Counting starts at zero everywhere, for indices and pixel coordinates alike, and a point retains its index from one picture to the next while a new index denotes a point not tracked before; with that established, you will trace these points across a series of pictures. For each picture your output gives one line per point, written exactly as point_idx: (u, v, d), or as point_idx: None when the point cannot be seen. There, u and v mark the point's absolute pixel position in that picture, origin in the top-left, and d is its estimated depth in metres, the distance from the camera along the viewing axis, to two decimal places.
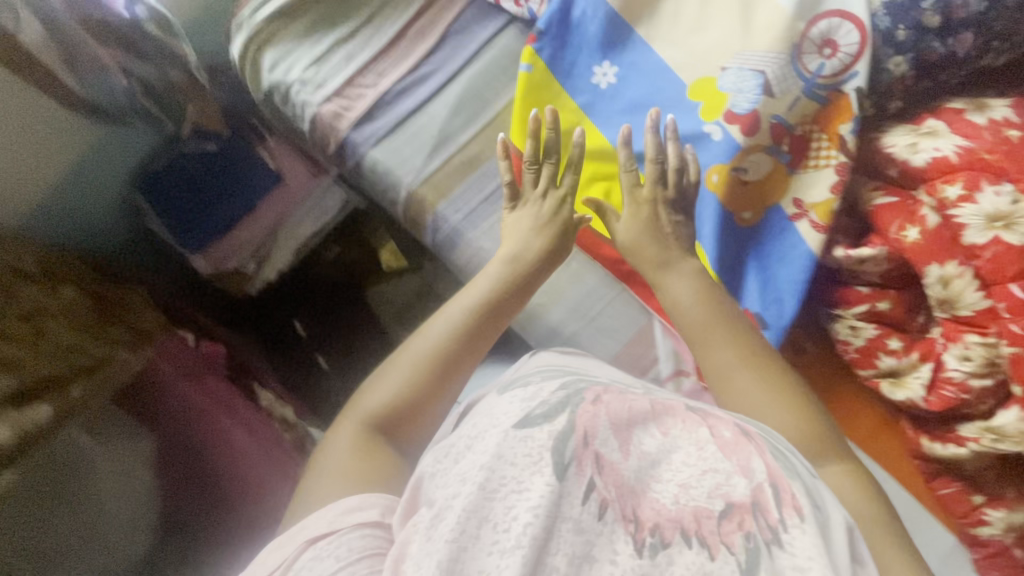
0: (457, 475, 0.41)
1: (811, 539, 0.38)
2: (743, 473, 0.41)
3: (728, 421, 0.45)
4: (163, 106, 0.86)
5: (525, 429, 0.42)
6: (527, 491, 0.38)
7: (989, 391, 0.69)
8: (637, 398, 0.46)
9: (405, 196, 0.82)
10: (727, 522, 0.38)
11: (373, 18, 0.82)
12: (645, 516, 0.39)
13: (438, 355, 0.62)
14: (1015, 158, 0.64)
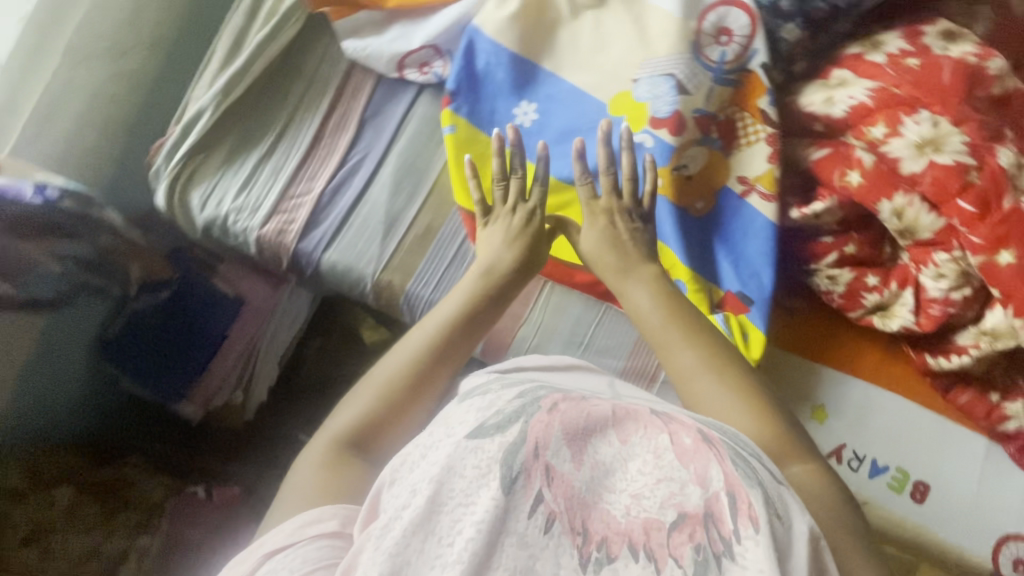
0: (410, 483, 0.44)
1: (764, 551, 0.37)
2: (700, 483, 0.41)
3: (691, 426, 0.45)
4: (105, 274, 0.82)
5: (475, 439, 0.44)
6: (472, 507, 0.40)
7: (969, 298, 0.73)
8: (599, 402, 0.47)
9: (373, 286, 0.82)
10: (678, 533, 0.39)
11: (288, 127, 0.82)
12: (594, 528, 0.40)
13: (407, 372, 0.62)
14: (922, 85, 0.68)
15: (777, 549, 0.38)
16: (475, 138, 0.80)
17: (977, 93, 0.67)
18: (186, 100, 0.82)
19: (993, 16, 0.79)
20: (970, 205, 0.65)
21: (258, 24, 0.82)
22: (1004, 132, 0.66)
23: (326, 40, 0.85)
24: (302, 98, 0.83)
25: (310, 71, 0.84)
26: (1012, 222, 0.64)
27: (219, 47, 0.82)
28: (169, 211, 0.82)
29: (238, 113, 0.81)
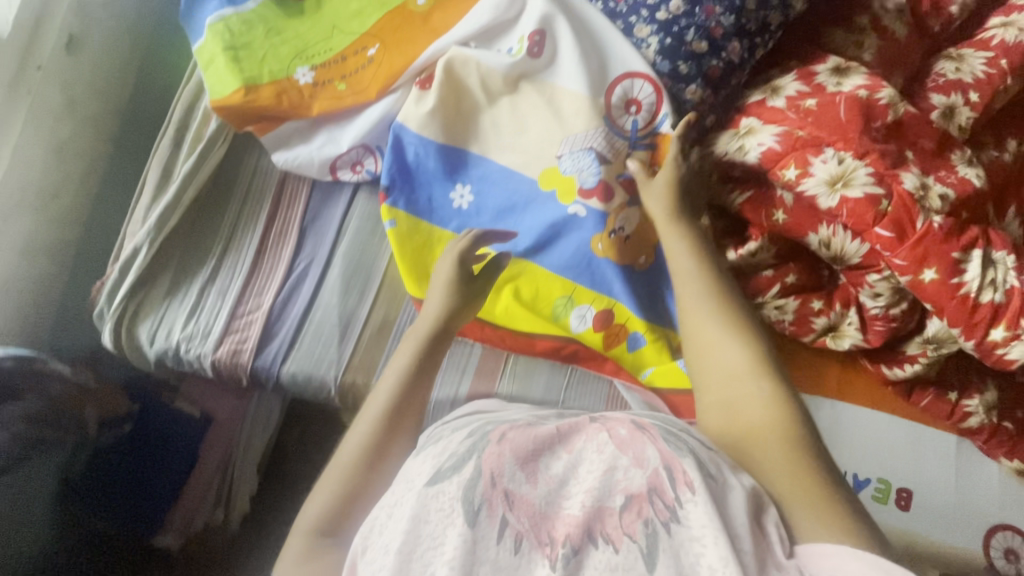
0: (382, 542, 0.46)
1: (703, 509, 0.43)
2: (639, 465, 0.46)
3: (625, 420, 0.51)
4: (61, 425, 0.79)
5: (435, 484, 0.47)
6: (442, 545, 0.43)
7: (907, 311, 0.76)
8: (543, 426, 0.51)
9: (337, 388, 0.81)
10: (628, 513, 0.44)
11: (230, 246, 0.83)
12: (557, 532, 0.43)
13: (368, 437, 0.59)
14: (822, 124, 0.72)
15: (715, 504, 0.44)
16: (416, 227, 0.81)
17: (874, 125, 0.71)
18: (123, 237, 0.82)
19: (879, 42, 0.85)
20: (887, 231, 0.69)
21: (185, 152, 0.84)
22: (905, 156, 0.70)
23: (255, 156, 0.87)
24: (239, 217, 0.84)
25: (244, 188, 0.85)
26: (927, 242, 0.68)
27: (148, 180, 0.83)
28: (119, 351, 0.80)
29: (176, 243, 0.82)
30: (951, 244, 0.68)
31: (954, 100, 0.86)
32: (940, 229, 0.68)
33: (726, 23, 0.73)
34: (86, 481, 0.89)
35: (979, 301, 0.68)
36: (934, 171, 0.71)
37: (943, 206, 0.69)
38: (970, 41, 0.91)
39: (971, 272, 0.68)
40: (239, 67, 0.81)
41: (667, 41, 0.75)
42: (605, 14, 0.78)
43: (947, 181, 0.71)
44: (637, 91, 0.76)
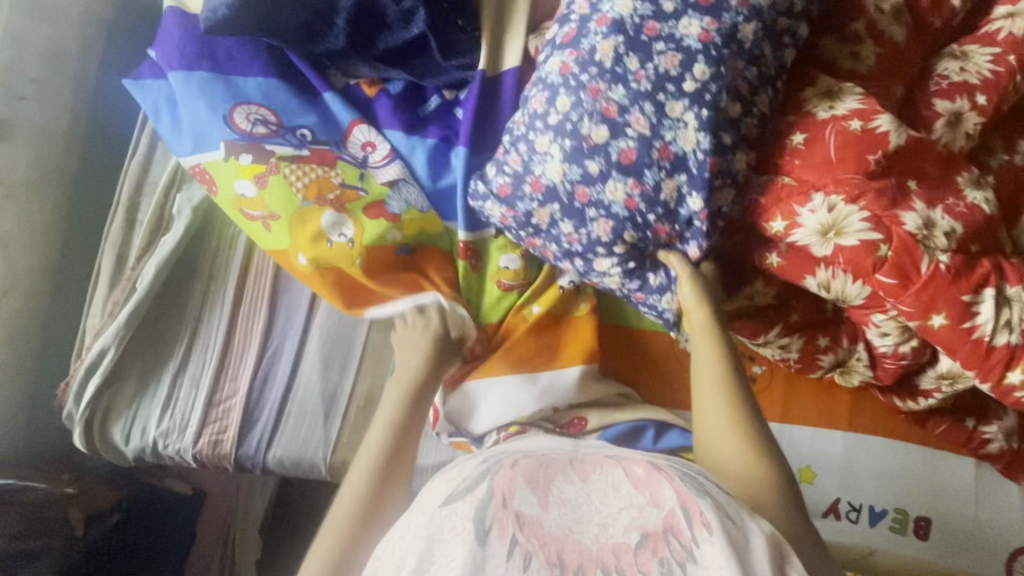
0: (392, 560, 0.45)
1: (720, 549, 0.41)
2: (655, 504, 0.45)
3: (640, 459, 0.50)
4: (41, 531, 0.78)
5: (450, 504, 0.47)
6: (450, 560, 0.42)
7: (920, 349, 0.72)
8: (554, 457, 0.52)
9: (327, 471, 0.77)
10: (643, 550, 0.42)
11: (198, 331, 0.78)
12: (569, 558, 0.42)
13: (368, 475, 0.63)
14: (811, 166, 0.66)
15: (735, 546, 0.42)
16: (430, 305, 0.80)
17: (872, 157, 0.64)
18: (83, 331, 0.77)
19: (876, 49, 0.78)
20: (889, 277, 0.65)
21: (139, 234, 0.78)
22: (907, 189, 0.65)
23: (218, 228, 0.80)
24: (204, 297, 0.78)
25: (208, 264, 0.79)
26: (934, 285, 0.63)
27: (102, 266, 0.78)
28: (92, 451, 0.76)
29: (143, 333, 0.77)
30: (961, 285, 0.63)
31: (959, 106, 0.80)
32: (948, 270, 0.63)
33: (750, 78, 0.63)
34: None
35: (993, 343, 0.64)
36: (940, 201, 0.65)
37: (949, 243, 0.64)
38: (973, 36, 0.84)
39: (985, 313, 0.64)
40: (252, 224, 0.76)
41: (706, 112, 0.61)
42: (633, 99, 0.62)
43: (956, 212, 0.65)
44: (692, 177, 0.62)
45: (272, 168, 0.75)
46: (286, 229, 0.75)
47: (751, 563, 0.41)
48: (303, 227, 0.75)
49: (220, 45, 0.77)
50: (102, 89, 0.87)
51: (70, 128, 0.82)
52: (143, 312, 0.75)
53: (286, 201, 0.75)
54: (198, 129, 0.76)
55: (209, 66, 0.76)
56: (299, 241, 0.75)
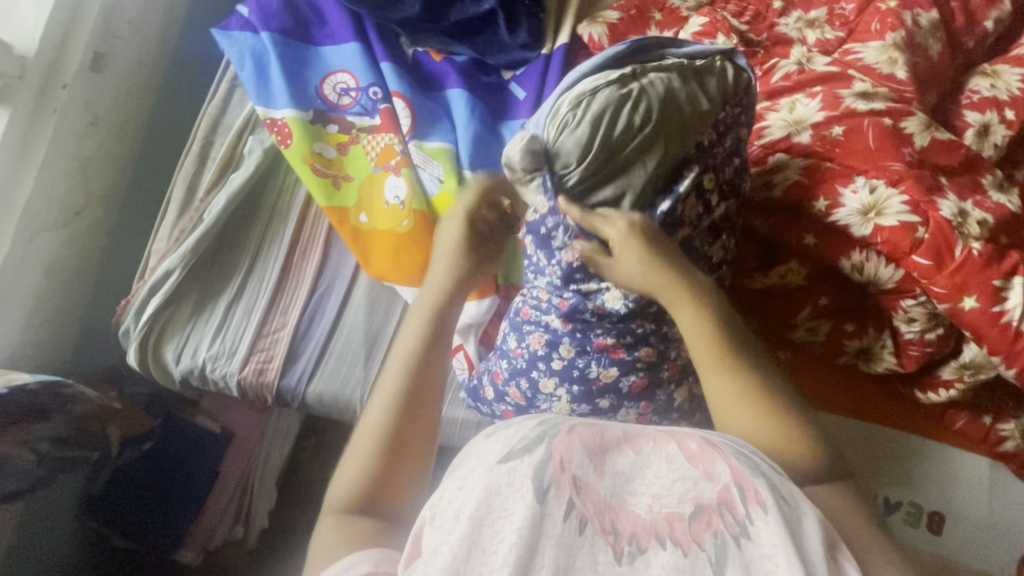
0: (449, 508, 0.39)
1: (777, 530, 0.37)
2: (709, 478, 0.40)
3: (695, 432, 0.44)
4: (85, 445, 0.80)
5: (507, 462, 0.40)
6: (510, 515, 0.37)
7: (945, 337, 0.75)
8: (609, 424, 0.44)
9: (362, 409, 0.80)
10: (697, 522, 0.38)
11: (255, 264, 0.82)
12: (624, 525, 0.38)
13: (400, 389, 0.50)
14: (850, 154, 0.71)
15: (791, 530, 0.38)
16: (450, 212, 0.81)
17: (906, 150, 0.71)
18: (149, 255, 0.82)
19: (915, 58, 0.83)
20: (925, 259, 0.68)
21: (210, 169, 0.84)
22: (940, 182, 0.70)
23: (281, 173, 0.85)
24: (264, 235, 0.83)
25: (270, 203, 0.84)
26: (967, 270, 0.67)
27: (173, 196, 0.83)
28: (144, 368, 0.80)
29: (206, 261, 0.81)
30: (993, 271, 0.67)
31: (988, 118, 0.84)
32: (981, 257, 0.67)
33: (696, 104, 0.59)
34: (114, 487, 0.93)
35: (1022, 329, 0.67)
36: (970, 196, 0.70)
37: (982, 232, 0.68)
38: (1004, 58, 0.90)
39: (1014, 299, 0.67)
40: (320, 178, 0.81)
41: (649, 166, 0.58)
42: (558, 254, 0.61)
43: (986, 207, 0.70)
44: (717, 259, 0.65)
45: (354, 138, 0.84)
46: (356, 191, 0.82)
47: (804, 544, 0.37)
48: (368, 192, 0.83)
49: (298, 5, 0.87)
50: (184, 39, 0.94)
51: (154, 70, 0.89)
52: (207, 241, 0.79)
53: (362, 168, 0.83)
54: (266, 77, 0.83)
55: (286, 24, 0.85)
56: (362, 201, 0.82)
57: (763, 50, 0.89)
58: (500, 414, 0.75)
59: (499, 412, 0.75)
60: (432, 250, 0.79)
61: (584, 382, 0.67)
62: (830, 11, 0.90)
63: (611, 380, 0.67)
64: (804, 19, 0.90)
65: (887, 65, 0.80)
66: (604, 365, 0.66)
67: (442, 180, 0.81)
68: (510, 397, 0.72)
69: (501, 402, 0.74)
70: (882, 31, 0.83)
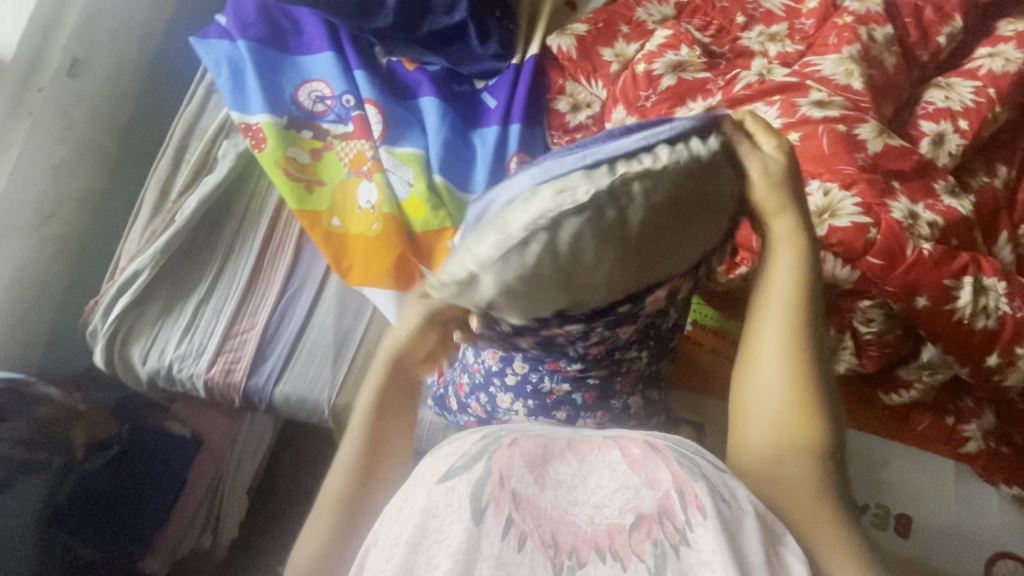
0: (389, 538, 0.38)
1: (716, 534, 0.33)
2: (650, 486, 0.37)
3: (638, 437, 0.41)
4: (49, 447, 0.80)
5: (447, 480, 0.38)
6: (446, 537, 0.35)
7: (902, 337, 0.77)
8: (553, 436, 0.42)
9: (330, 412, 0.79)
10: (637, 532, 0.34)
11: (227, 265, 0.83)
12: (564, 539, 0.35)
13: (347, 472, 0.53)
14: (806, 159, 0.74)
15: (731, 536, 0.34)
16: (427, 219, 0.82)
17: (859, 155, 0.73)
18: (119, 256, 0.82)
19: (871, 70, 0.86)
20: (878, 259, 0.69)
21: (183, 172, 0.85)
22: (892, 186, 0.72)
23: (256, 178, 0.87)
24: (236, 236, 0.84)
25: (243, 205, 0.85)
26: (918, 270, 0.69)
27: (146, 198, 0.84)
28: (110, 369, 0.80)
29: (178, 262, 0.82)
30: (943, 271, 0.69)
31: (943, 128, 0.87)
32: (932, 256, 0.69)
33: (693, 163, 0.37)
34: (96, 486, 0.89)
35: (973, 328, 0.69)
36: (921, 199, 0.73)
37: (932, 233, 0.70)
38: (958, 71, 0.93)
39: (964, 299, 0.69)
40: (293, 181, 0.82)
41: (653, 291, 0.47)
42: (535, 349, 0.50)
43: (937, 209, 0.72)
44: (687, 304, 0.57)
45: (328, 145, 0.86)
46: (328, 195, 0.84)
47: (744, 549, 0.34)
48: (341, 197, 0.84)
49: (275, 16, 0.89)
50: (164, 48, 0.96)
51: (132, 77, 0.90)
52: (178, 242, 0.80)
53: (334, 173, 0.85)
54: (241, 84, 0.85)
55: (264, 34, 0.88)
56: (334, 205, 0.83)
57: (726, 61, 0.92)
58: (464, 423, 0.75)
59: (463, 421, 0.75)
60: (401, 252, 0.81)
61: (538, 398, 0.62)
62: (791, 26, 0.93)
63: (564, 395, 0.61)
64: (765, 33, 0.93)
65: (844, 77, 0.83)
66: (557, 382, 0.60)
67: (412, 183, 0.83)
68: (472, 409, 0.72)
69: (464, 412, 0.74)
70: (839, 45, 0.86)
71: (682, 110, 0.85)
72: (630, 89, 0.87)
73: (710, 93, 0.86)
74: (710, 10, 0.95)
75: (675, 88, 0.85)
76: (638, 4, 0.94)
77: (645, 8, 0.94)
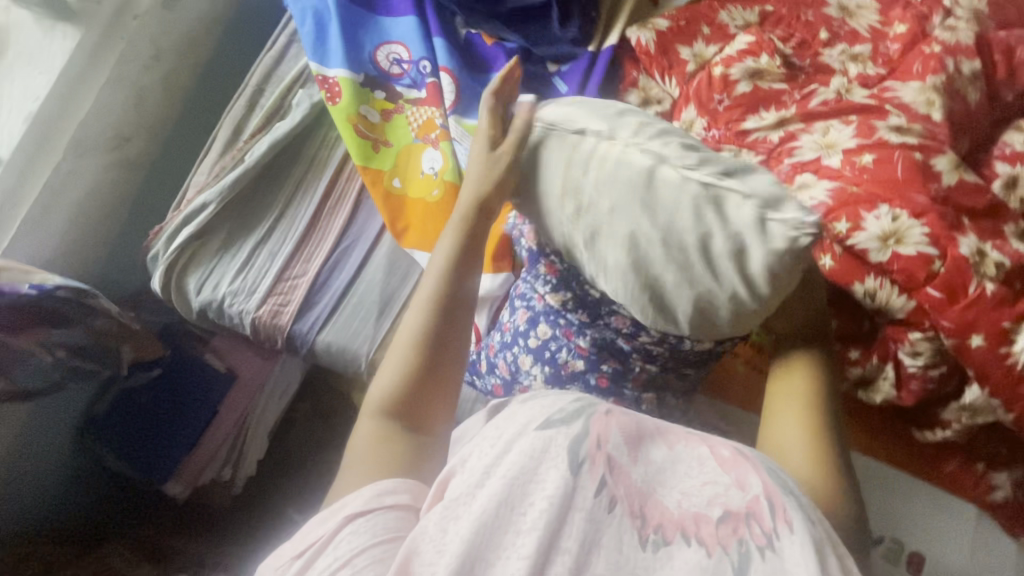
0: (477, 466, 0.40)
1: (802, 549, 0.36)
2: (740, 487, 0.40)
3: (729, 441, 0.44)
4: (98, 359, 0.83)
5: (545, 430, 0.40)
6: (543, 482, 0.38)
7: (947, 376, 0.75)
8: (647, 417, 0.44)
9: (367, 365, 0.82)
10: (724, 526, 0.38)
11: (287, 211, 0.85)
12: (653, 516, 0.38)
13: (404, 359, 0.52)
14: (879, 182, 0.72)
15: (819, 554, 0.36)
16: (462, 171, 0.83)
17: (932, 186, 0.72)
18: (187, 187, 0.85)
19: (952, 103, 0.84)
20: (937, 292, 0.69)
21: (257, 115, 0.87)
22: (962, 221, 0.71)
23: (324, 130, 0.88)
24: (300, 183, 0.86)
25: (309, 153, 0.87)
26: (978, 307, 0.68)
27: (219, 136, 0.86)
28: (166, 294, 0.83)
29: (242, 201, 0.84)
30: (1004, 312, 0.68)
31: (1018, 172, 0.85)
32: (993, 296, 0.68)
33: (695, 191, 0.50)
34: (123, 411, 0.97)
35: None
36: (990, 239, 0.71)
37: (998, 273, 0.69)
38: None
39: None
40: (361, 139, 0.84)
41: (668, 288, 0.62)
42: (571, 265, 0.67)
43: (1006, 250, 0.70)
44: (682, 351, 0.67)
45: (399, 108, 0.87)
46: (393, 156, 0.86)
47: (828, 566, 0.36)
48: (405, 160, 0.86)
49: None
50: None
51: (218, 17, 0.93)
52: (245, 181, 0.83)
53: (401, 136, 0.87)
54: (324, 36, 0.87)
55: None
56: (397, 167, 0.85)
57: (805, 75, 0.91)
58: (490, 387, 0.79)
59: (490, 384, 0.79)
60: None
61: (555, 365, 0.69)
62: (875, 48, 0.91)
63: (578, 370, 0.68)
64: (848, 52, 0.91)
65: (924, 106, 0.81)
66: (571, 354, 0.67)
67: None
68: (499, 370, 0.77)
69: (491, 375, 0.78)
70: (923, 73, 0.83)
71: (753, 119, 0.84)
72: (704, 90, 0.87)
73: (784, 104, 0.85)
74: (795, 23, 0.94)
75: (750, 95, 0.85)
76: (722, 7, 0.93)
77: (729, 12, 0.93)
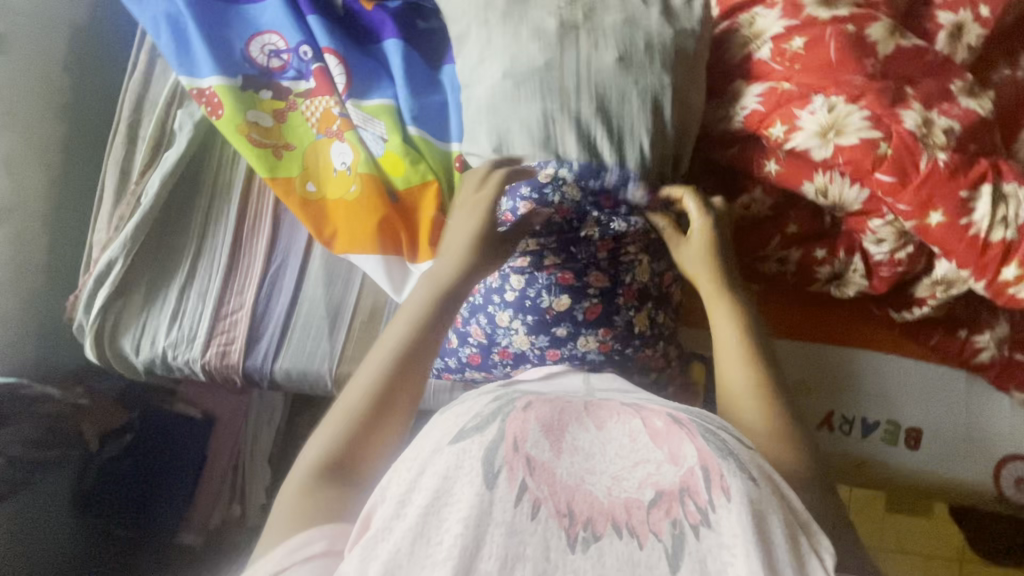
0: (398, 496, 0.40)
1: (738, 516, 0.37)
2: (673, 461, 0.39)
3: (661, 410, 0.44)
4: (61, 443, 0.80)
5: (459, 442, 0.41)
6: (457, 502, 0.38)
7: (915, 254, 0.73)
8: (569, 401, 0.45)
9: (333, 382, 0.78)
10: (657, 509, 0.37)
11: (204, 246, 0.79)
12: (580, 510, 0.37)
13: (362, 402, 0.54)
14: (811, 69, 0.66)
15: (754, 517, 0.37)
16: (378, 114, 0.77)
17: (868, 61, 0.66)
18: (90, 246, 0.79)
19: None
20: (887, 176, 0.65)
21: (141, 150, 0.79)
22: (904, 92, 0.66)
23: (220, 150, 0.81)
24: (209, 212, 0.80)
25: (210, 180, 0.81)
26: (932, 182, 0.64)
27: (106, 183, 0.79)
28: (104, 362, 0.78)
29: (152, 249, 0.78)
30: (960, 181, 0.64)
31: (963, 17, 0.77)
32: (947, 167, 0.64)
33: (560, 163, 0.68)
34: (108, 484, 0.92)
35: (989, 240, 0.65)
36: (936, 104, 0.66)
37: (949, 140, 0.65)
38: None
39: (980, 211, 0.65)
40: (259, 149, 0.77)
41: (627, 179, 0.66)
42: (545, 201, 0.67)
43: (953, 114, 0.66)
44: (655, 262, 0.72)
45: (292, 104, 0.79)
46: (301, 159, 0.78)
47: (765, 527, 0.37)
48: (314, 160, 0.79)
49: None
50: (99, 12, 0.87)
51: (64, 50, 0.82)
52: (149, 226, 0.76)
53: (303, 135, 0.79)
54: (184, 46, 0.77)
55: None
56: (308, 170, 0.78)
57: None
58: (465, 358, 0.74)
59: (464, 356, 0.74)
60: (384, 214, 0.76)
61: (538, 313, 0.69)
62: None
63: (563, 308, 0.69)
64: None
65: None
66: (555, 294, 0.69)
67: (386, 139, 0.77)
68: (473, 337, 0.73)
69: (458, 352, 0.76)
70: None
71: None
72: None
73: None
74: None
75: None
76: None
77: None
